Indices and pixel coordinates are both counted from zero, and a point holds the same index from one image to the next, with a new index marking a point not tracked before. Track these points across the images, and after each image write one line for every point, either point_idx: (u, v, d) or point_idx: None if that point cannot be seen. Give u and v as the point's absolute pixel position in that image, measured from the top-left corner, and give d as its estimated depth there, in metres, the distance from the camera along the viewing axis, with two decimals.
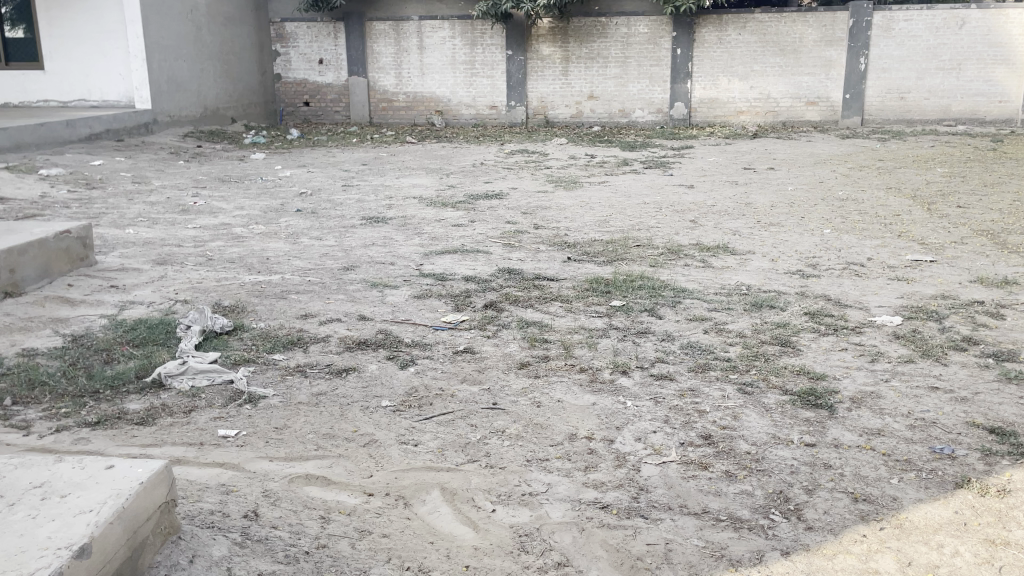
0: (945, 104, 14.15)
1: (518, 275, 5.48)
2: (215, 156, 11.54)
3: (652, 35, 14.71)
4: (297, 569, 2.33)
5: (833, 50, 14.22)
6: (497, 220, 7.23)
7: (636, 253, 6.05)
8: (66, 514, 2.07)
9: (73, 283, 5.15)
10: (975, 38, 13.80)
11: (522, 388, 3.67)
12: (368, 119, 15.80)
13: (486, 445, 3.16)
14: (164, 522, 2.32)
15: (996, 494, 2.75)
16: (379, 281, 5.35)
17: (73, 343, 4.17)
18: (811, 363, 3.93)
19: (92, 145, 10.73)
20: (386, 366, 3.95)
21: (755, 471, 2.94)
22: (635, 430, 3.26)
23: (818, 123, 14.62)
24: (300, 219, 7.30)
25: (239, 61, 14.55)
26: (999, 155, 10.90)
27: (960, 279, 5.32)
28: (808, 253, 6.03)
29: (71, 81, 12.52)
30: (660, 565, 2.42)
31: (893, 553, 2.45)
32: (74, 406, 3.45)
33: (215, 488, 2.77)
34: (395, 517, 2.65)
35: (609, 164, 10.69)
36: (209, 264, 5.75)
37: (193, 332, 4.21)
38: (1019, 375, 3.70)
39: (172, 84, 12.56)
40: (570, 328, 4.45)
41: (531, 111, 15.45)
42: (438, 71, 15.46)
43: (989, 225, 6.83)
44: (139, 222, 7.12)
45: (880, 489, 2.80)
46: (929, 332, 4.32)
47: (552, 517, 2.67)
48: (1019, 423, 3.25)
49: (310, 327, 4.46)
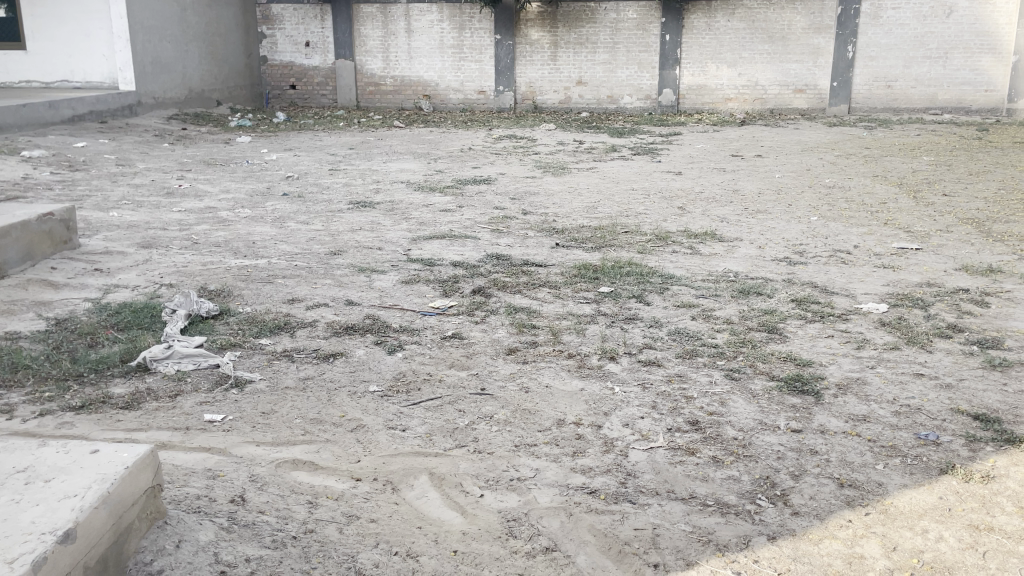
0: (932, 92, 14.19)
1: (506, 261, 5.46)
2: (200, 139, 11.44)
3: (641, 21, 14.66)
4: (284, 554, 2.32)
5: (821, 37, 14.23)
6: (485, 206, 7.20)
7: (624, 240, 6.05)
8: (50, 499, 2.05)
9: (56, 267, 5.10)
10: (963, 27, 13.83)
11: (510, 373, 3.67)
12: (355, 102, 15.69)
13: (474, 430, 3.16)
14: (150, 507, 2.31)
15: (980, 480, 2.77)
16: (366, 266, 5.31)
17: (56, 326, 4.13)
18: (798, 350, 3.95)
19: (76, 127, 10.61)
20: (373, 351, 3.93)
21: (742, 457, 2.95)
22: (623, 416, 3.27)
23: (806, 110, 14.66)
24: (287, 203, 7.25)
25: (224, 43, 14.40)
26: (985, 144, 10.97)
27: (946, 266, 5.35)
28: (795, 241, 6.05)
29: (54, 62, 12.36)
30: (648, 550, 2.43)
31: (878, 538, 2.48)
32: (58, 390, 3.42)
33: (201, 473, 2.76)
34: (382, 502, 2.64)
35: (598, 150, 10.69)
36: (194, 248, 5.70)
37: (178, 317, 4.18)
38: (1004, 362, 3.73)
39: (157, 66, 12.42)
40: (559, 314, 4.44)
41: (519, 97, 15.39)
42: (426, 55, 15.36)
43: (974, 213, 6.86)
44: (123, 206, 7.05)
45: (865, 475, 2.82)
46: (914, 319, 4.34)
47: (540, 502, 2.67)
48: (1003, 410, 3.28)
49: (297, 312, 4.44)
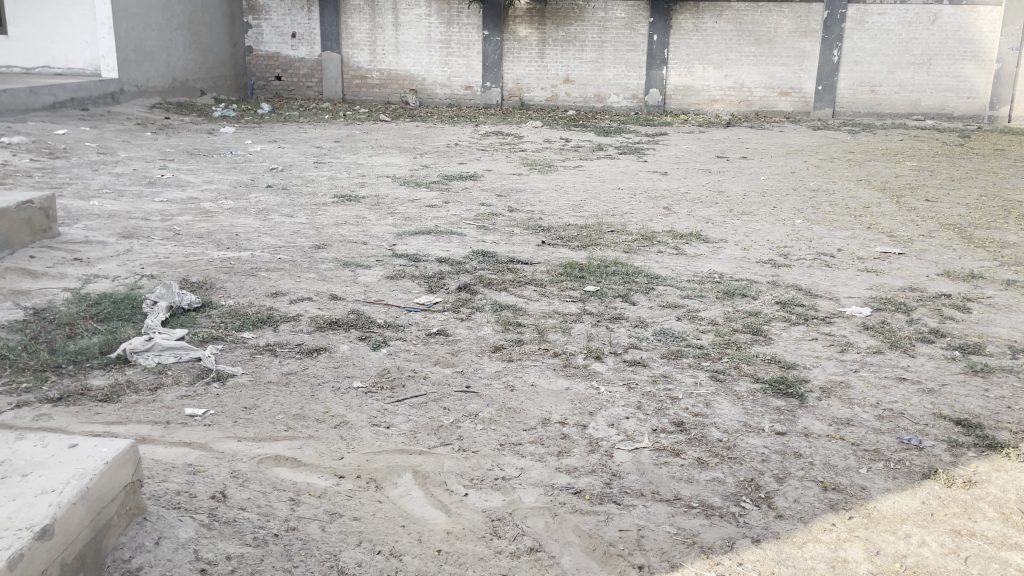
0: (916, 98, 14.29)
1: (491, 258, 5.44)
2: (184, 128, 11.33)
3: (629, 20, 14.68)
4: (266, 552, 2.29)
5: (807, 41, 14.29)
6: (471, 202, 7.18)
7: (610, 239, 6.05)
8: (27, 494, 2.01)
9: (35, 255, 5.02)
10: (946, 34, 13.93)
11: (495, 371, 3.66)
12: (341, 95, 15.60)
13: (459, 428, 3.14)
14: (130, 503, 2.27)
15: (962, 485, 2.79)
16: (351, 261, 5.27)
17: (34, 316, 4.06)
18: (782, 352, 3.96)
19: (56, 114, 10.47)
20: (357, 346, 3.90)
21: (727, 458, 2.95)
22: (608, 416, 3.26)
23: (790, 113, 14.75)
24: (270, 195, 7.18)
25: (209, 33, 14.28)
26: (967, 150, 11.07)
27: (928, 272, 5.38)
28: (779, 243, 6.08)
29: (35, 47, 12.21)
30: (632, 552, 2.42)
31: (861, 542, 2.48)
32: (35, 381, 3.36)
33: (182, 468, 2.72)
34: (366, 500, 2.62)
35: (584, 148, 10.70)
36: (176, 239, 5.64)
37: (159, 308, 4.12)
38: (985, 368, 3.75)
39: (140, 54, 12.26)
40: (544, 312, 4.43)
41: (506, 94, 15.36)
42: (413, 49, 15.29)
43: (956, 219, 6.91)
44: (104, 194, 6.96)
45: (849, 478, 2.83)
46: (897, 323, 4.37)
47: (524, 501, 2.66)
48: (984, 415, 3.30)
49: (280, 306, 4.39)
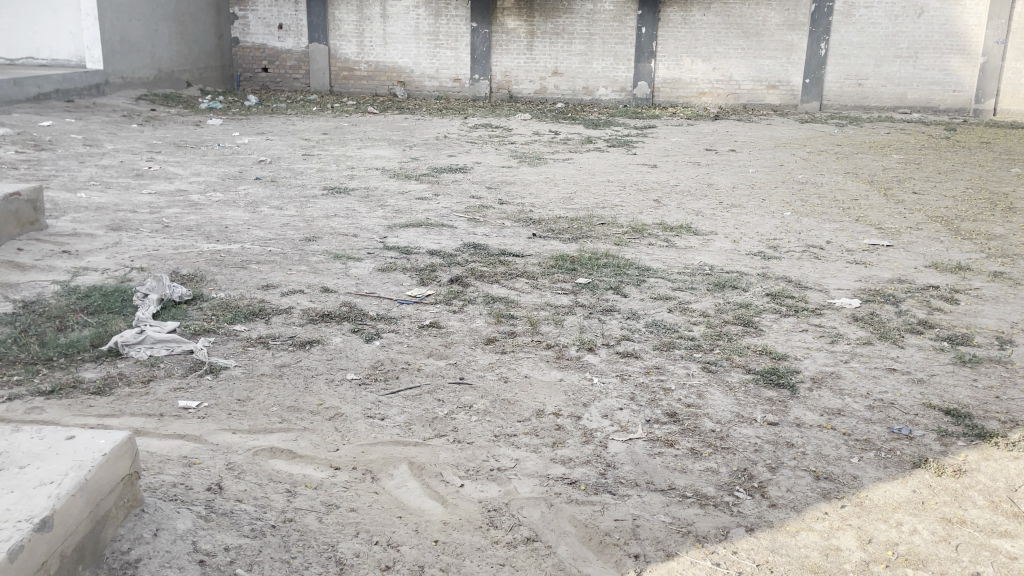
0: (902, 92, 14.37)
1: (483, 250, 5.45)
2: (171, 120, 11.24)
3: (617, 13, 14.66)
4: (264, 543, 2.29)
5: (794, 34, 14.35)
6: (461, 195, 7.18)
7: (601, 231, 6.07)
8: (24, 485, 2.01)
9: (22, 248, 4.98)
10: (932, 28, 14.00)
11: (488, 363, 3.67)
12: (328, 87, 15.53)
13: (453, 419, 3.15)
14: (127, 495, 2.26)
15: (952, 474, 2.82)
16: (343, 253, 5.26)
17: (24, 309, 4.03)
18: (774, 343, 3.99)
19: (40, 105, 10.37)
20: (350, 339, 3.90)
21: (720, 448, 2.97)
22: (602, 407, 3.28)
23: (778, 106, 14.81)
24: (260, 188, 7.15)
25: (195, 24, 14.17)
26: (953, 143, 11.15)
27: (917, 264, 5.42)
28: (769, 235, 6.11)
29: (18, 38, 12.07)
30: (628, 541, 2.44)
31: (854, 531, 2.51)
32: (26, 374, 3.35)
33: (177, 460, 2.72)
34: (362, 491, 2.63)
35: (574, 140, 10.71)
36: (166, 231, 5.62)
37: (150, 301, 4.10)
38: (974, 358, 3.79)
39: (125, 46, 12.16)
40: (537, 305, 4.44)
41: (494, 86, 15.32)
42: (401, 41, 15.24)
43: (943, 212, 6.97)
44: (91, 186, 6.91)
45: (841, 468, 2.86)
46: (886, 315, 4.41)
47: (520, 492, 2.67)
48: (973, 405, 3.34)
49: (273, 298, 4.38)
